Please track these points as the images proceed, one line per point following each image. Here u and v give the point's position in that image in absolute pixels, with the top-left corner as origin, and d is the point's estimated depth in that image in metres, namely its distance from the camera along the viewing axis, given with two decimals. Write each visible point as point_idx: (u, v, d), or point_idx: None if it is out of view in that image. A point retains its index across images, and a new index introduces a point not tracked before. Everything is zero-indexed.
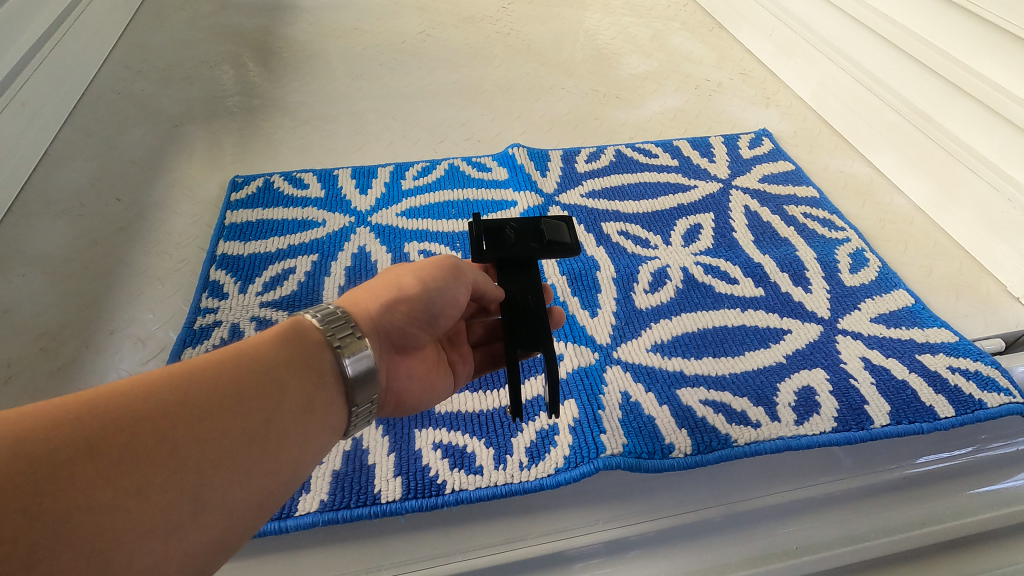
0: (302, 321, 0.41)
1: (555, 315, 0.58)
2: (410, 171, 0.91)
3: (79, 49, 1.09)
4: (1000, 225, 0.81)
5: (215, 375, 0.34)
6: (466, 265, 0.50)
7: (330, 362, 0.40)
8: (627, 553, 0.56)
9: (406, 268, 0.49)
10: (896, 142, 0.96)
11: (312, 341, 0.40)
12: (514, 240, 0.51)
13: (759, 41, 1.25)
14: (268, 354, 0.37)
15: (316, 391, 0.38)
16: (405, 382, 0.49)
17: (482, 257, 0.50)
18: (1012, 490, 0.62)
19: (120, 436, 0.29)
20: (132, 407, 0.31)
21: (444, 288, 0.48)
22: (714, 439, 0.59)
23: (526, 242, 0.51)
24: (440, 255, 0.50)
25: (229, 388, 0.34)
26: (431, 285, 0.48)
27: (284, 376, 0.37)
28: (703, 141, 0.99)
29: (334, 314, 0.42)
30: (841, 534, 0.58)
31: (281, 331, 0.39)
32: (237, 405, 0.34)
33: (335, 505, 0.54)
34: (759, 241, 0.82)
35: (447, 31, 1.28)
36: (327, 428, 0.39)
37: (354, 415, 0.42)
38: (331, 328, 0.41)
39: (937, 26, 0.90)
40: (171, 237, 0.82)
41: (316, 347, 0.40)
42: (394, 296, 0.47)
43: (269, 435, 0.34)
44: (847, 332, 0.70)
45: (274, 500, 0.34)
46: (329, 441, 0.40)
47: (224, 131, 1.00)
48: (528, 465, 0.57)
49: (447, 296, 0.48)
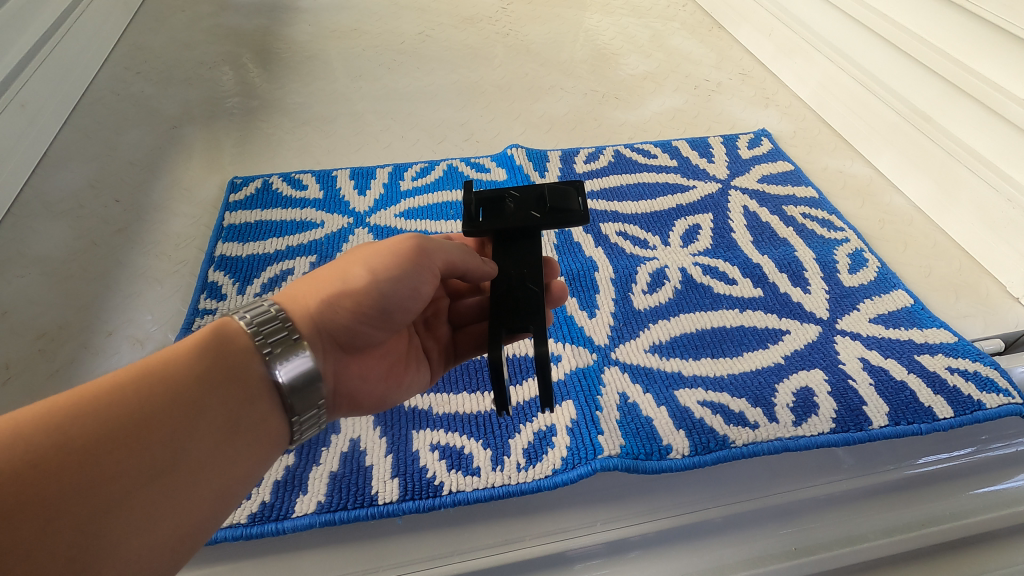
0: (229, 326, 0.40)
1: (555, 289, 0.57)
2: (409, 171, 0.91)
3: (78, 50, 1.09)
4: (1000, 225, 0.80)
5: (127, 403, 0.34)
6: (427, 253, 0.48)
7: (260, 371, 0.40)
8: (626, 554, 0.56)
9: (356, 258, 0.47)
10: (895, 141, 0.95)
11: (239, 347, 0.39)
12: (513, 210, 0.52)
13: (759, 41, 1.25)
14: (184, 371, 0.37)
15: (243, 407, 0.38)
16: (358, 383, 0.48)
17: (478, 227, 0.51)
18: (1012, 491, 0.62)
19: (26, 478, 0.30)
20: (49, 439, 0.32)
21: (397, 280, 0.46)
22: (712, 440, 0.59)
23: (525, 211, 0.52)
24: (395, 243, 0.47)
25: (148, 414, 0.35)
26: (380, 279, 0.45)
27: (207, 397, 0.37)
28: (702, 141, 0.99)
29: (265, 316, 0.41)
30: (840, 535, 0.58)
31: (204, 340, 0.39)
32: (150, 433, 0.34)
33: (332, 507, 0.54)
34: (758, 241, 0.82)
35: (447, 31, 1.28)
36: (259, 441, 0.39)
37: (297, 422, 0.42)
38: (259, 334, 0.40)
39: (936, 26, 0.90)
40: (170, 238, 0.82)
41: (242, 357, 0.39)
42: (340, 294, 0.45)
43: (189, 461, 0.35)
44: (846, 333, 0.70)
45: (203, 519, 0.36)
46: (267, 454, 0.40)
47: (223, 132, 1.00)
48: (526, 466, 0.57)
49: (401, 289, 0.46)
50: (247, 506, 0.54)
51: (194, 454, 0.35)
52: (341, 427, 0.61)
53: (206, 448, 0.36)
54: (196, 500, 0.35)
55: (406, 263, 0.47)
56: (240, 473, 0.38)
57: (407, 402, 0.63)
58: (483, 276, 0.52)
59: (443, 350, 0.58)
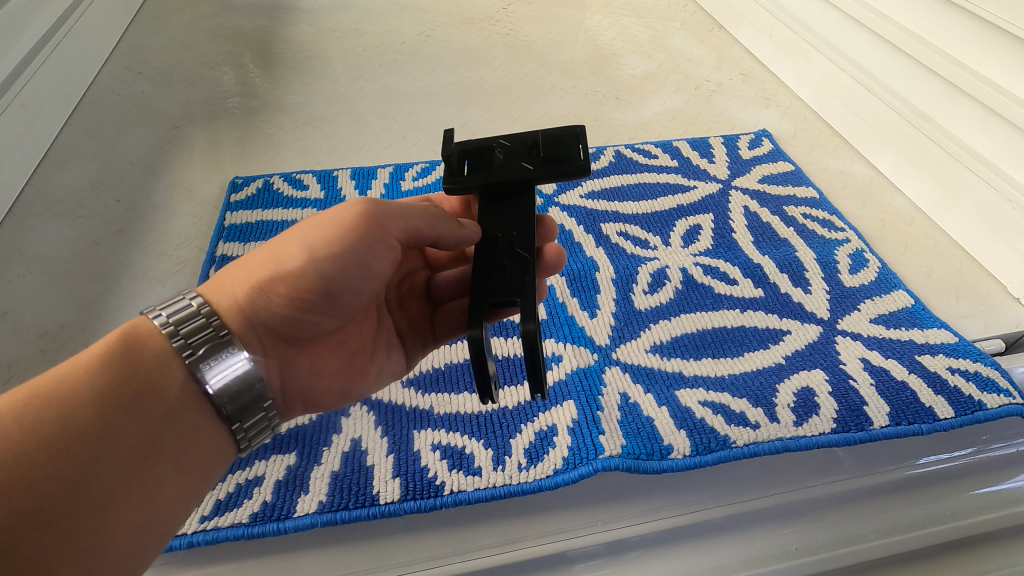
0: (141, 329, 0.40)
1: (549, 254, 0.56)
2: (410, 171, 0.92)
3: (79, 50, 1.09)
4: (1000, 225, 0.81)
5: (28, 432, 0.35)
6: (384, 224, 0.47)
7: (180, 380, 0.40)
8: (627, 554, 0.56)
9: (292, 237, 0.46)
10: (895, 142, 0.95)
11: (154, 354, 0.40)
12: (501, 161, 0.51)
13: (759, 41, 1.25)
14: (87, 392, 0.37)
15: (159, 424, 0.39)
16: (312, 378, 0.49)
17: (463, 179, 0.50)
18: (1012, 491, 0.62)
19: None
20: None
21: (337, 259, 0.45)
22: (713, 440, 0.59)
23: (512, 163, 0.51)
24: (337, 217, 0.46)
25: (58, 443, 0.36)
26: (319, 260, 0.45)
27: (119, 419, 0.37)
28: (702, 141, 0.99)
29: (185, 316, 0.42)
30: (841, 535, 0.58)
31: (109, 353, 0.39)
32: (56, 464, 0.35)
33: (334, 506, 0.54)
34: (759, 241, 0.82)
35: (447, 32, 1.28)
36: (181, 455, 0.40)
37: (238, 429, 0.43)
38: (177, 335, 0.41)
39: (937, 26, 0.90)
40: (170, 238, 0.82)
41: (154, 369, 0.39)
42: (276, 281, 0.44)
43: (105, 486, 0.36)
44: (846, 333, 0.70)
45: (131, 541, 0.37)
46: (197, 471, 0.41)
47: (224, 132, 1.00)
48: (527, 466, 0.57)
49: (348, 272, 0.46)
50: (249, 506, 0.54)
51: (106, 476, 0.36)
52: (343, 427, 0.61)
53: (118, 469, 0.37)
54: (114, 521, 0.36)
55: (352, 236, 0.45)
56: (164, 489, 0.39)
57: (409, 402, 0.63)
58: (460, 241, 0.51)
59: (417, 329, 0.58)
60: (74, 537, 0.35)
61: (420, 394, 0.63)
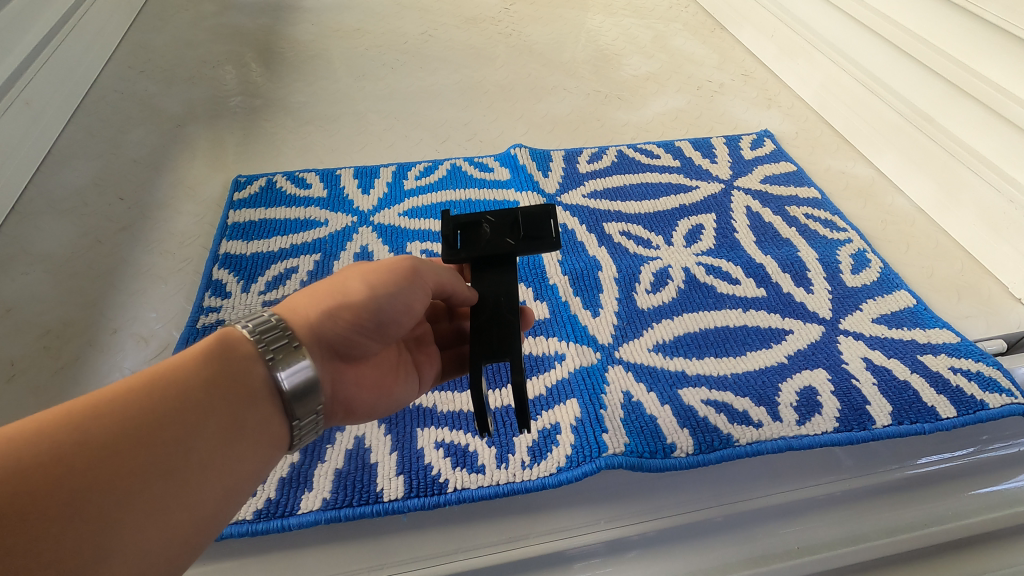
0: (231, 331, 0.39)
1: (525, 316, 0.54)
2: (412, 171, 0.92)
3: (82, 49, 1.09)
4: (1002, 226, 0.81)
5: (125, 407, 0.32)
6: (424, 270, 0.48)
7: (261, 374, 0.38)
8: (628, 553, 0.56)
9: (354, 272, 0.46)
10: (897, 142, 0.96)
11: (239, 354, 0.38)
12: (490, 235, 0.51)
13: (761, 42, 1.25)
14: (176, 375, 0.34)
15: (242, 403, 0.37)
16: (355, 390, 0.47)
17: (458, 254, 0.50)
18: (1013, 491, 0.62)
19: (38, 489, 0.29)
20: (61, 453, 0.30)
21: (394, 292, 0.46)
22: (716, 439, 0.59)
23: (501, 236, 0.51)
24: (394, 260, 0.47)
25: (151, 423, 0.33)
26: (379, 293, 0.45)
27: (209, 397, 0.35)
28: (704, 141, 1.00)
29: (268, 323, 0.40)
30: (843, 534, 0.58)
31: (195, 345, 0.36)
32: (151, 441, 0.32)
33: (337, 503, 0.54)
34: (761, 242, 0.82)
35: (449, 31, 1.29)
36: (262, 439, 0.37)
37: (297, 428, 0.40)
38: (263, 339, 0.39)
39: (937, 26, 0.91)
40: (174, 236, 0.82)
41: (237, 361, 0.37)
42: (338, 304, 0.44)
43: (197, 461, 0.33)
44: (848, 333, 0.70)
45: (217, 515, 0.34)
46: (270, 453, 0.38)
47: (226, 131, 1.00)
48: (531, 464, 0.57)
49: (399, 303, 0.46)
50: (252, 502, 0.54)
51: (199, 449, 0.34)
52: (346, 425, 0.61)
53: (209, 445, 0.34)
54: (199, 502, 0.33)
55: (403, 276, 0.46)
56: (244, 462, 0.36)
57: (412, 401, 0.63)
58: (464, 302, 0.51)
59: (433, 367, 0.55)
60: (162, 516, 0.31)
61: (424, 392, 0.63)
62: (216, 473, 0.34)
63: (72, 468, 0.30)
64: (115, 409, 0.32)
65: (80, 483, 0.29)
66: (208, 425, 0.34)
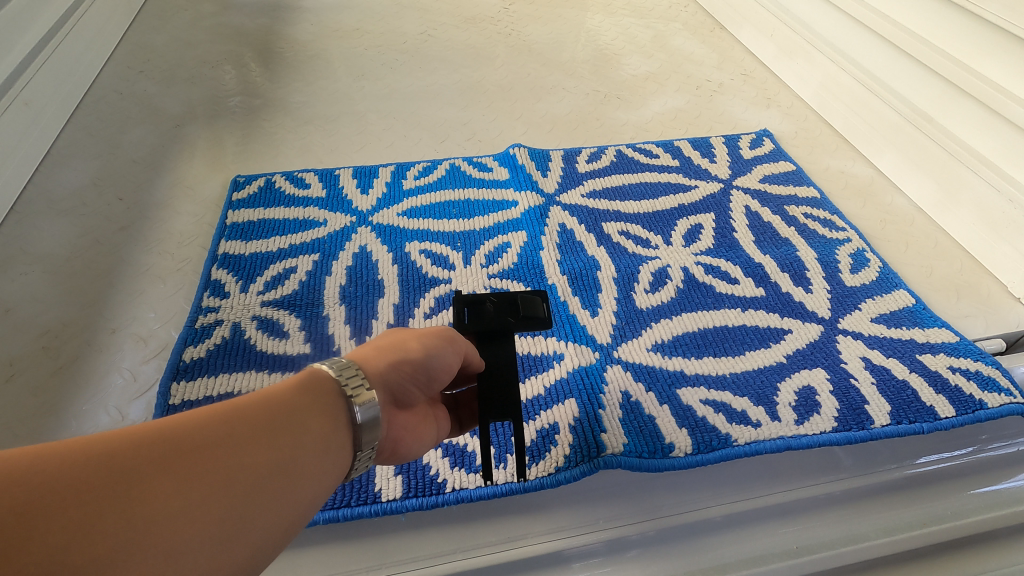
0: (318, 368, 0.35)
1: None
2: (411, 171, 0.92)
3: (81, 50, 1.09)
4: (1001, 225, 0.81)
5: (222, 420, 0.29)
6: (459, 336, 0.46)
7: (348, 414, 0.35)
8: (627, 552, 0.56)
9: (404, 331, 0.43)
10: (896, 142, 0.96)
11: (330, 391, 0.35)
12: (493, 312, 0.53)
13: (760, 41, 1.25)
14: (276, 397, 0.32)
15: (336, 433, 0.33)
16: (402, 432, 0.42)
17: (464, 329, 0.52)
18: (1012, 490, 0.62)
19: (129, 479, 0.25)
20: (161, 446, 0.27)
21: (444, 352, 0.43)
22: (715, 438, 0.59)
23: (504, 314, 0.53)
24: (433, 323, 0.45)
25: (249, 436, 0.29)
26: (432, 351, 0.43)
27: (305, 419, 0.32)
28: (703, 141, 1.00)
29: (347, 364, 0.37)
30: (841, 534, 0.58)
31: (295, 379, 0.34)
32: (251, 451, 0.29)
33: (335, 503, 0.54)
34: (759, 241, 0.82)
35: (448, 31, 1.29)
36: (327, 482, 0.32)
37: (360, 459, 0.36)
38: (344, 376, 0.36)
39: (936, 26, 0.91)
40: (173, 237, 0.82)
41: (330, 395, 0.34)
42: (399, 356, 0.41)
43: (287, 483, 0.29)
44: (847, 332, 0.70)
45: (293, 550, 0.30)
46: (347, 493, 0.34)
47: (225, 131, 1.00)
48: (529, 463, 0.57)
49: (444, 362, 0.43)
50: None
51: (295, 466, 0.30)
52: None
53: (272, 477, 0.29)
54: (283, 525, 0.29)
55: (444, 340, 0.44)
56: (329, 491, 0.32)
57: None
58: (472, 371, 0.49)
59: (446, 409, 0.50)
60: (233, 541, 0.27)
61: None
62: (294, 501, 0.29)
63: (127, 477, 0.25)
64: (183, 423, 0.28)
65: (130, 498, 0.25)
66: (290, 449, 0.30)
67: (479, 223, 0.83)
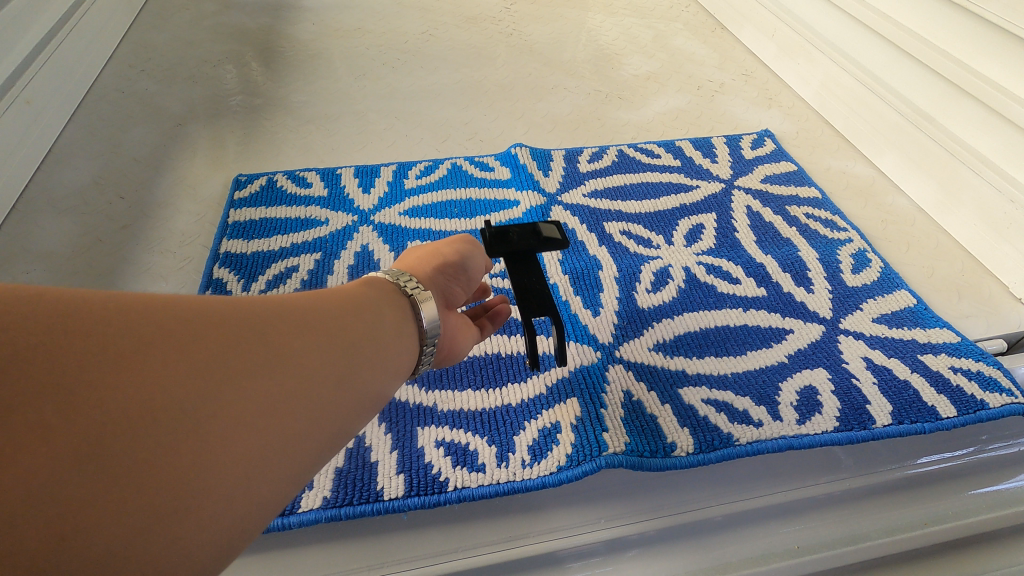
0: (377, 276, 0.42)
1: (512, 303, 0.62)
2: (413, 170, 0.92)
3: (83, 48, 1.09)
4: (1002, 226, 0.81)
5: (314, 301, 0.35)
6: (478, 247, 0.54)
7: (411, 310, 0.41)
8: (627, 552, 0.56)
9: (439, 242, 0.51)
10: (897, 142, 0.96)
11: (393, 291, 0.41)
12: (518, 239, 0.56)
13: (761, 42, 1.25)
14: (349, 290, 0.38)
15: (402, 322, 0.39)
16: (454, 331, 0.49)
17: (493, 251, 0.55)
18: (1014, 491, 0.63)
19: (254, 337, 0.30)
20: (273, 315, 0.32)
21: (473, 255, 0.51)
22: (716, 438, 0.59)
23: (530, 237, 0.56)
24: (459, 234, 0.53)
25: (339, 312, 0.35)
26: (465, 253, 0.50)
27: (378, 306, 0.38)
28: (705, 141, 1.00)
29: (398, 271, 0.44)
30: (842, 535, 0.59)
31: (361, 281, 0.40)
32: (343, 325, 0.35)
33: (338, 502, 0.54)
34: (761, 242, 0.82)
35: (450, 31, 1.29)
36: (401, 359, 0.38)
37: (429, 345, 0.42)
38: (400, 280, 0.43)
39: (938, 28, 0.91)
40: (174, 235, 0.82)
41: (391, 293, 0.40)
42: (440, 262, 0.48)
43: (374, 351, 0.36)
44: (848, 333, 0.70)
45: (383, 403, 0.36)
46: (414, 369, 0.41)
47: (227, 130, 1.00)
48: (531, 463, 0.57)
49: (475, 264, 0.52)
50: None
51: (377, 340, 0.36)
52: None
53: (362, 342, 0.35)
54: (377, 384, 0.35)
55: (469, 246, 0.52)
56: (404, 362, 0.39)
57: (412, 400, 0.62)
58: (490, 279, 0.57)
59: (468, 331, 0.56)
60: (343, 390, 0.33)
61: (424, 391, 0.63)
62: (381, 367, 0.36)
63: (249, 333, 0.30)
64: (284, 300, 0.34)
65: (255, 347, 0.30)
66: (371, 325, 0.36)
67: (481, 222, 0.83)
